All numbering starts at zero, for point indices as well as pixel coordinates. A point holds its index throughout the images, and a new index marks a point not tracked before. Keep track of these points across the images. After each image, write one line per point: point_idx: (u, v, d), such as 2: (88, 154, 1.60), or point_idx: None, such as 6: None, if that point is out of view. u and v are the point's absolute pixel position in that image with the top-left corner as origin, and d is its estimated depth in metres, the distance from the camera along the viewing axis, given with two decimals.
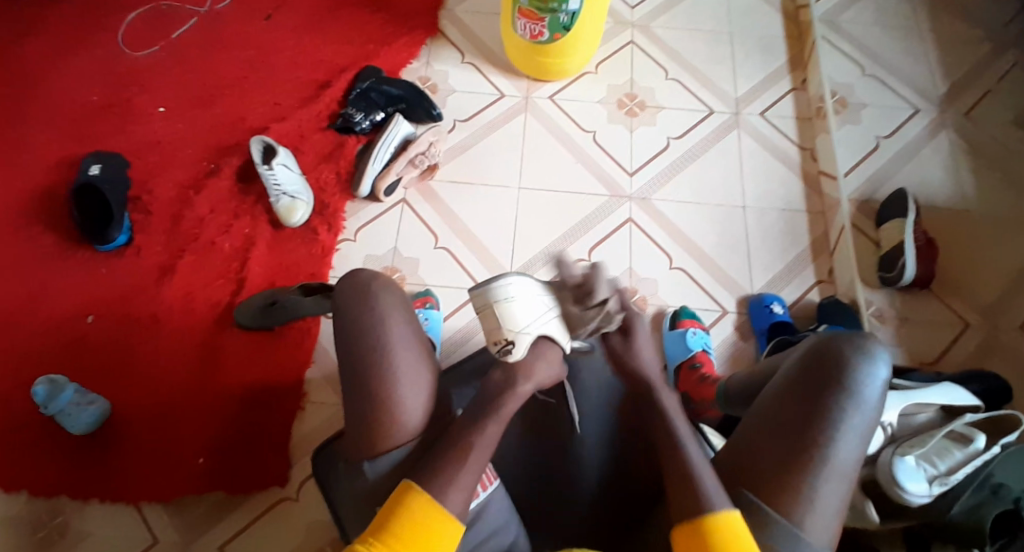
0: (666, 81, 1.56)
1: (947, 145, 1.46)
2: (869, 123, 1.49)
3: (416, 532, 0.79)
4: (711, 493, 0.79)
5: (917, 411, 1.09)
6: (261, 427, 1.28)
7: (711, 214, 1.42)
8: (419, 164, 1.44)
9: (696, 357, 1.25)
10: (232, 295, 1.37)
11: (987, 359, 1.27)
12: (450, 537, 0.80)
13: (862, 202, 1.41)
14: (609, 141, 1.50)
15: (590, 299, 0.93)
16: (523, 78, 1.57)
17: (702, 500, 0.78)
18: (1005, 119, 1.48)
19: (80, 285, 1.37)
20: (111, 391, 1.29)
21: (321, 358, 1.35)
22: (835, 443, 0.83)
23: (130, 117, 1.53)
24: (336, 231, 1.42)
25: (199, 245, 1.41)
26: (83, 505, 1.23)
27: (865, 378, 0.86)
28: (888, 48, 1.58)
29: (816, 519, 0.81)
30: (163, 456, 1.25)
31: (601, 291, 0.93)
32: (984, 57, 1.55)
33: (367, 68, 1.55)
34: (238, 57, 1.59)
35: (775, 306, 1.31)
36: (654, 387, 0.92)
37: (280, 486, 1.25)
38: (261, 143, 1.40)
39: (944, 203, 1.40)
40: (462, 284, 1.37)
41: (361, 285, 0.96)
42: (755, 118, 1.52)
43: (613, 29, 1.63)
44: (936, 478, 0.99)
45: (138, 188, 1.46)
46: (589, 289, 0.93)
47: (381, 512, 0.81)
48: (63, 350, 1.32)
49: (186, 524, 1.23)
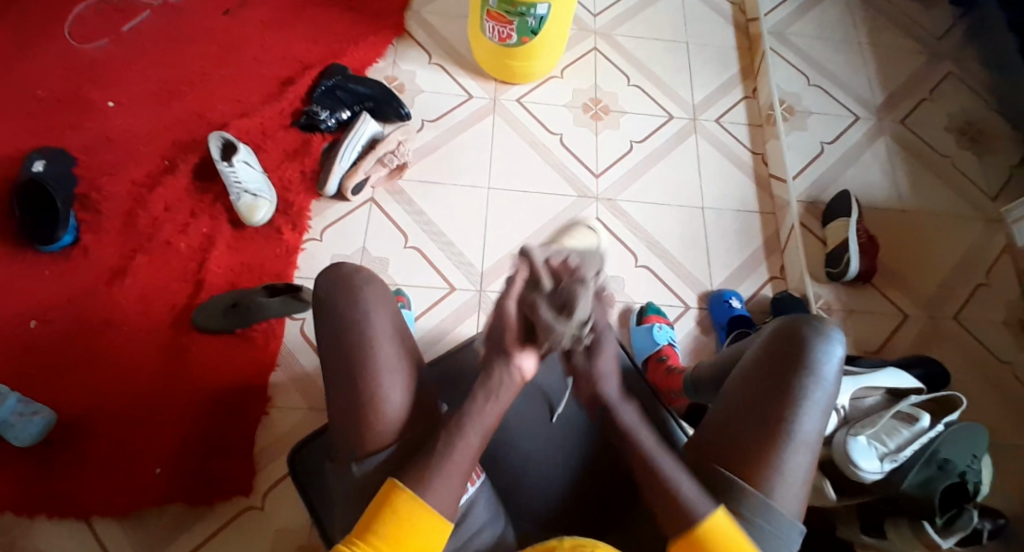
0: (629, 87, 1.61)
1: (886, 150, 1.58)
2: (816, 129, 1.59)
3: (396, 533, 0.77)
4: (692, 503, 0.81)
5: (866, 394, 1.15)
6: (224, 433, 1.23)
7: (673, 215, 1.48)
8: (388, 163, 1.43)
9: (662, 351, 1.29)
10: (191, 297, 1.32)
11: (926, 345, 1.38)
12: (399, 504, 0.78)
13: (810, 204, 1.51)
14: (576, 143, 1.53)
15: (569, 316, 0.79)
16: (491, 80, 1.59)
17: (681, 506, 0.81)
18: (936, 126, 1.61)
19: (25, 288, 1.29)
20: (60, 402, 1.22)
21: (287, 360, 1.31)
22: (799, 417, 0.87)
23: (77, 110, 1.45)
24: (302, 231, 1.39)
25: (154, 245, 1.35)
26: (31, 522, 1.16)
27: (823, 356, 0.90)
28: (833, 60, 1.69)
29: (785, 489, 0.86)
30: (121, 468, 1.18)
31: (580, 311, 0.79)
32: (919, 70, 1.68)
33: (333, 65, 1.53)
34: (197, 50, 1.54)
35: (734, 301, 1.38)
36: (608, 408, 0.90)
37: (245, 495, 1.20)
38: (221, 140, 1.36)
39: (884, 204, 1.51)
40: (434, 282, 1.37)
41: (340, 277, 0.93)
42: (711, 124, 1.59)
43: (577, 34, 1.67)
44: (886, 456, 1.04)
45: (87, 186, 1.38)
46: (568, 304, 0.79)
47: (364, 514, 0.79)
48: (8, 357, 1.24)
49: (144, 538, 1.17)
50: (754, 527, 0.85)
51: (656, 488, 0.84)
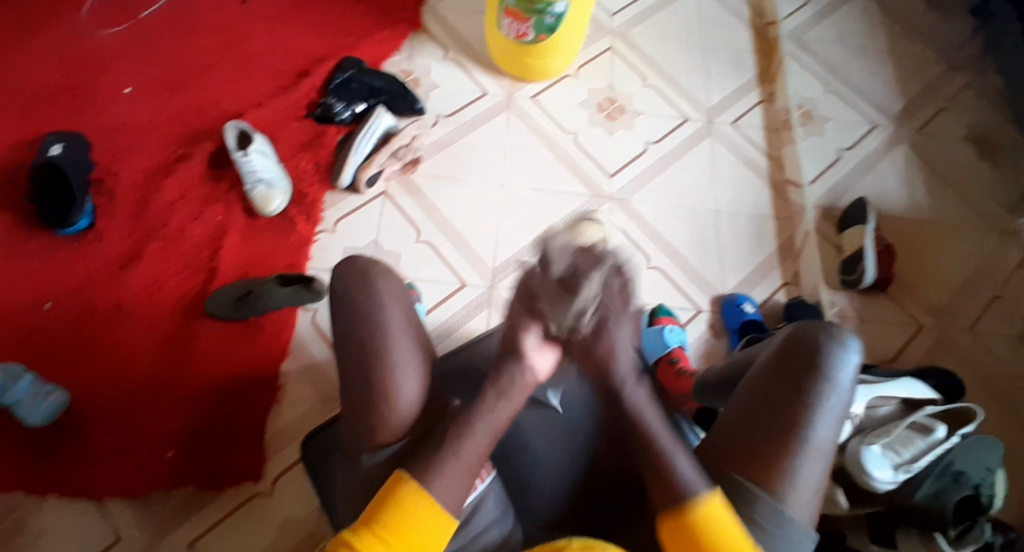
0: (644, 88, 1.61)
1: (903, 159, 1.56)
2: (833, 135, 1.58)
3: (399, 526, 0.77)
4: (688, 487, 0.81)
5: (880, 404, 1.14)
6: (234, 419, 1.23)
7: (686, 217, 1.47)
8: (402, 157, 1.43)
9: (672, 352, 1.29)
10: (202, 284, 1.32)
11: (940, 356, 1.37)
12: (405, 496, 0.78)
13: (826, 210, 1.49)
14: (590, 143, 1.53)
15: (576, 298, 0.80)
16: (506, 77, 1.59)
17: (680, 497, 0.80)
18: (954, 136, 1.60)
19: (38, 270, 1.30)
20: (70, 385, 1.22)
21: (297, 350, 1.31)
22: (814, 424, 0.86)
23: (94, 96, 1.46)
24: (315, 222, 1.39)
25: (166, 231, 1.35)
26: (41, 501, 1.16)
27: (839, 363, 0.89)
28: (850, 67, 1.68)
29: (798, 495, 0.85)
30: (131, 450, 1.19)
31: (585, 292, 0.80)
32: (937, 79, 1.67)
33: (348, 58, 1.53)
34: (213, 40, 1.54)
35: (746, 306, 1.36)
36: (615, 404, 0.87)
37: (254, 481, 1.20)
38: (237, 129, 1.38)
39: (900, 213, 1.50)
40: (445, 277, 1.37)
41: (357, 270, 0.94)
42: (727, 127, 1.58)
43: (593, 34, 1.67)
44: (900, 466, 1.03)
45: (103, 171, 1.39)
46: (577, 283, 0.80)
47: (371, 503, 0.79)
48: (21, 338, 1.24)
49: (152, 520, 1.17)
50: (765, 531, 0.84)
51: (672, 482, 0.81)
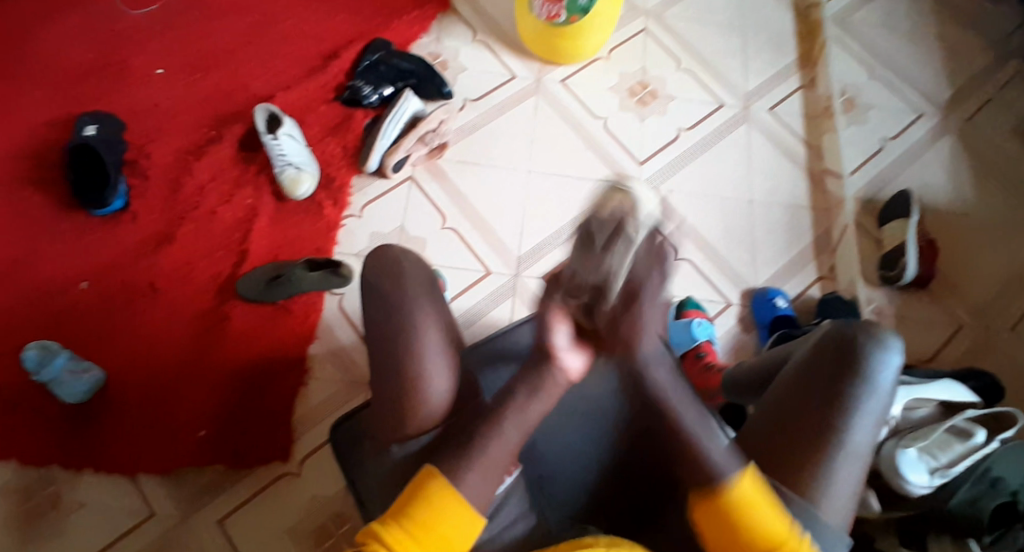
0: (678, 72, 1.56)
1: (949, 150, 1.50)
2: (877, 124, 1.52)
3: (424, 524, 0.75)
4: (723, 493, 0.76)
5: (917, 405, 1.09)
6: (265, 400, 1.25)
7: (717, 208, 1.43)
8: (429, 142, 1.42)
9: (701, 347, 1.26)
10: (234, 267, 1.33)
11: (981, 357, 1.31)
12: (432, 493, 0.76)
13: (867, 202, 1.44)
14: (620, 128, 1.49)
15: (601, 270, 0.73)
16: (535, 60, 1.56)
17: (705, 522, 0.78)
18: (1004, 127, 1.53)
19: (75, 249, 1.33)
20: (108, 362, 1.25)
21: (326, 334, 1.32)
22: (850, 427, 0.83)
23: (127, 76, 1.47)
24: (342, 207, 1.39)
25: (199, 213, 1.37)
26: (78, 475, 1.19)
27: (879, 365, 0.85)
28: (896, 52, 1.61)
29: (833, 502, 0.82)
30: (166, 427, 1.22)
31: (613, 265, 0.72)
32: (987, 66, 1.59)
33: (377, 39, 1.52)
34: (243, 21, 1.54)
35: (779, 300, 1.33)
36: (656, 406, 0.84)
37: (282, 461, 1.22)
38: (266, 112, 1.37)
39: (945, 206, 1.44)
40: (470, 264, 1.36)
41: (391, 262, 0.93)
42: (764, 114, 1.53)
43: (627, 15, 1.62)
44: (937, 470, 1.00)
45: (136, 152, 1.41)
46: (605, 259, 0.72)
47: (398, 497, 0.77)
48: (59, 316, 1.28)
49: (185, 494, 1.20)
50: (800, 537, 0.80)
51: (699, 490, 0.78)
